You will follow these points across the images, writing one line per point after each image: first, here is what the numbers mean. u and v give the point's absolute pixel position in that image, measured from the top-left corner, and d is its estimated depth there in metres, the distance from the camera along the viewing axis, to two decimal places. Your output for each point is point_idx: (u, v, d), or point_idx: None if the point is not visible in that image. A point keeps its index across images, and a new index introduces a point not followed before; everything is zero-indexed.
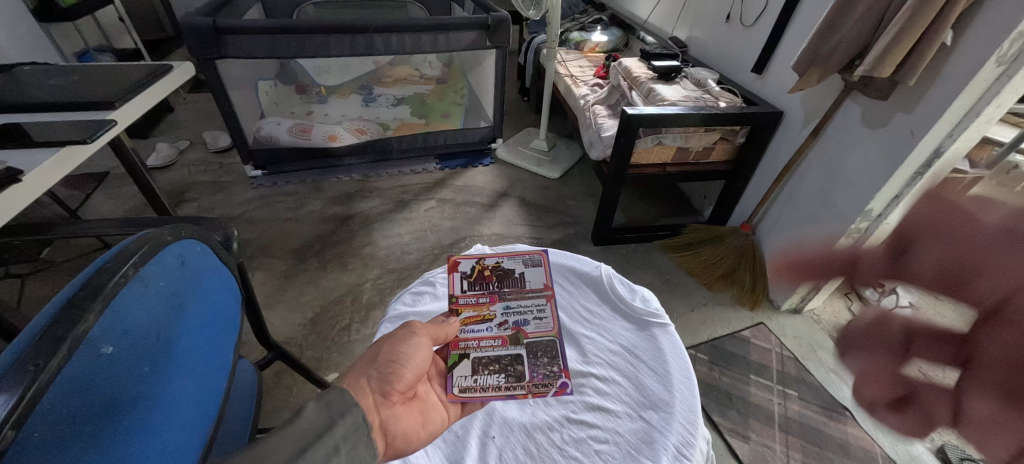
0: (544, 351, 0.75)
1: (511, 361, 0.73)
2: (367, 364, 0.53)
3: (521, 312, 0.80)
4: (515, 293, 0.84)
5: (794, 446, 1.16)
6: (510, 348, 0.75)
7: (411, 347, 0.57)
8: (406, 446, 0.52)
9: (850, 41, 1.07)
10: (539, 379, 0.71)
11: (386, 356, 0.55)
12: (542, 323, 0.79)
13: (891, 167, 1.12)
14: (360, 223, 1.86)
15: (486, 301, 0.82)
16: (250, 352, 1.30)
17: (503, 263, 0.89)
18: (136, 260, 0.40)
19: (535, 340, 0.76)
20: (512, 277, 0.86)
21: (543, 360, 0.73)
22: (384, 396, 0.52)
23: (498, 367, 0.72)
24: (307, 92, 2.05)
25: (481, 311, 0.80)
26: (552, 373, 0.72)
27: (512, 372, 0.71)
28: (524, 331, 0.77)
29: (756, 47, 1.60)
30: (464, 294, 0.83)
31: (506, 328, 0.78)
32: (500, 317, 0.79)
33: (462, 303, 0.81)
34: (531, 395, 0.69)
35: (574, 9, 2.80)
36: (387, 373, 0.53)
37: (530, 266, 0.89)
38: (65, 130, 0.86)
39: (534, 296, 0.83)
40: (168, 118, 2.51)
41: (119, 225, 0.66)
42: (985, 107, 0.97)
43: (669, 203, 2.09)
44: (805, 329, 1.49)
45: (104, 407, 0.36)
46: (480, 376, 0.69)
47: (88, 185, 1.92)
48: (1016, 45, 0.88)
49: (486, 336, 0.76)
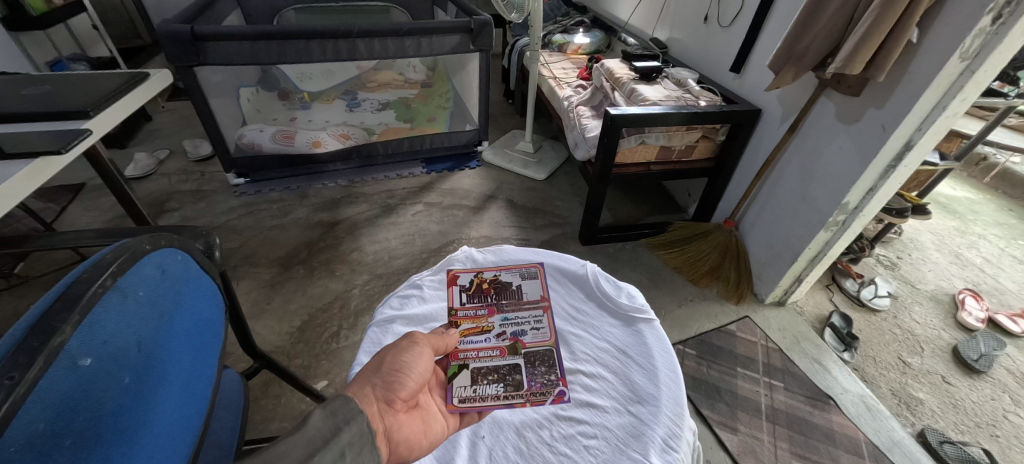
0: (542, 360, 0.75)
1: (510, 371, 0.73)
2: (371, 373, 0.53)
3: (518, 323, 0.81)
4: (513, 304, 0.85)
5: (782, 436, 1.19)
6: (509, 358, 0.76)
7: (413, 356, 0.57)
8: (409, 453, 0.53)
9: (821, 41, 1.10)
10: (537, 387, 0.71)
11: (389, 365, 0.54)
12: (539, 334, 0.80)
13: (865, 161, 1.16)
14: (347, 229, 1.85)
15: (485, 313, 0.83)
16: (236, 362, 1.29)
17: (501, 276, 0.90)
18: (114, 271, 0.39)
19: (532, 350, 0.77)
20: (510, 290, 0.88)
21: (540, 369, 0.74)
22: (388, 404, 0.52)
23: (497, 376, 0.72)
24: (290, 98, 1.95)
25: (479, 323, 0.81)
26: (549, 381, 0.72)
27: (510, 381, 0.72)
28: (522, 341, 0.78)
29: (732, 47, 1.64)
30: (463, 306, 0.84)
31: (504, 339, 0.79)
32: (498, 328, 0.80)
33: (461, 315, 0.82)
34: (530, 404, 0.70)
35: (555, 12, 2.83)
36: (392, 381, 0.53)
37: (527, 279, 0.90)
38: (39, 141, 0.84)
39: (531, 308, 0.84)
40: (145, 127, 2.46)
41: (98, 236, 0.64)
42: (951, 101, 1.01)
43: (655, 201, 2.12)
44: (789, 320, 1.52)
45: (80, 420, 0.36)
46: (479, 386, 0.70)
47: (64, 197, 1.87)
48: (976, 42, 0.92)
49: (485, 347, 0.77)
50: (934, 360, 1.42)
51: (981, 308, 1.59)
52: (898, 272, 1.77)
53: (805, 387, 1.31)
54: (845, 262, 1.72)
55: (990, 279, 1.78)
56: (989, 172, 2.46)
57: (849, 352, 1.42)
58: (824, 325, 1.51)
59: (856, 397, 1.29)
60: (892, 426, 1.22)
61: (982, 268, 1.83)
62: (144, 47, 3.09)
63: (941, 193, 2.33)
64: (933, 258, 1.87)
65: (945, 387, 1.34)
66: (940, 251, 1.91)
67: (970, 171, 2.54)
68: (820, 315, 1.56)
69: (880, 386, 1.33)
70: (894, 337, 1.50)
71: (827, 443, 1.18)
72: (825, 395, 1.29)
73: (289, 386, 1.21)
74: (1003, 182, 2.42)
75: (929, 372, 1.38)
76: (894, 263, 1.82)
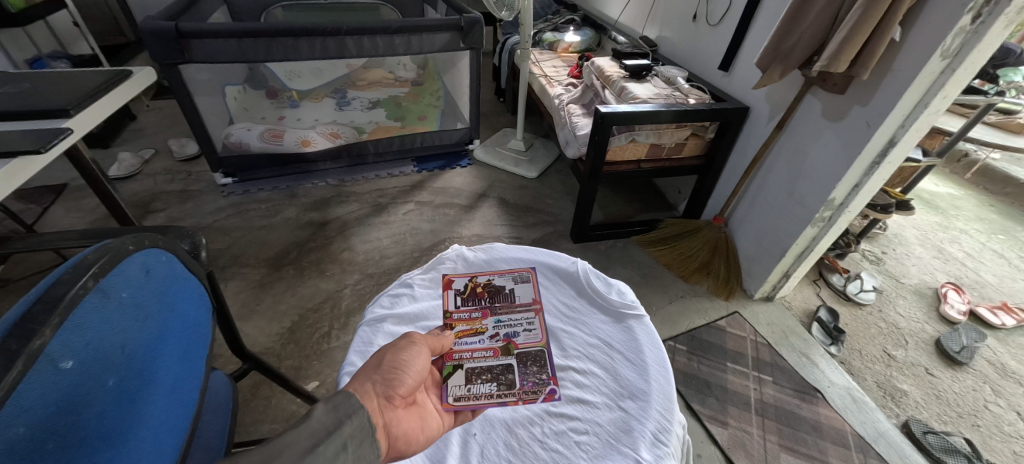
0: (534, 360, 0.75)
1: (503, 371, 0.73)
2: (371, 370, 0.53)
3: (511, 325, 0.81)
4: (505, 307, 0.84)
5: (771, 429, 1.21)
6: (501, 358, 0.76)
7: (411, 356, 0.56)
8: (407, 448, 0.52)
9: (807, 39, 1.12)
10: (529, 386, 0.71)
11: (389, 362, 0.55)
12: (531, 335, 0.80)
13: (850, 158, 1.18)
14: (338, 228, 1.83)
15: (479, 316, 0.82)
16: (225, 364, 1.27)
17: (494, 280, 0.90)
18: (95, 272, 0.39)
19: (525, 351, 0.77)
20: (503, 293, 0.87)
21: (532, 369, 0.74)
22: (388, 400, 0.51)
23: (490, 376, 0.72)
24: (279, 96, 1.92)
25: (474, 325, 0.80)
26: (540, 380, 0.72)
27: (504, 381, 0.72)
28: (515, 342, 0.78)
29: (720, 45, 1.66)
30: (458, 309, 0.83)
31: (497, 340, 0.79)
32: (492, 329, 0.80)
33: (456, 318, 0.82)
34: (522, 402, 0.70)
35: (546, 10, 2.83)
36: (391, 378, 0.53)
37: (520, 283, 0.90)
38: (17, 140, 0.82)
39: (524, 311, 0.84)
40: (129, 126, 2.41)
41: (79, 237, 0.63)
42: (933, 99, 1.03)
43: (646, 199, 2.13)
44: (778, 315, 1.54)
45: (60, 425, 0.35)
46: (473, 385, 0.70)
47: (46, 199, 1.83)
48: (957, 41, 0.94)
49: (478, 348, 0.77)
50: (917, 352, 1.45)
51: (963, 301, 1.63)
52: (883, 267, 1.81)
53: (793, 381, 1.33)
54: (831, 258, 1.75)
55: (971, 273, 1.82)
56: (971, 168, 2.52)
57: (836, 346, 1.44)
58: (812, 319, 1.54)
59: (842, 389, 1.31)
60: (877, 417, 1.24)
61: (963, 262, 1.87)
62: (127, 45, 3.03)
63: (924, 189, 2.38)
64: (917, 252, 1.90)
65: (929, 379, 1.37)
66: (923, 245, 1.95)
67: (952, 167, 2.60)
68: (807, 310, 1.58)
69: (866, 379, 1.36)
70: (879, 330, 1.52)
71: (814, 435, 1.20)
72: (813, 388, 1.31)
73: (279, 388, 1.20)
74: (984, 177, 2.48)
75: (912, 364, 1.41)
76: (880, 258, 1.85)
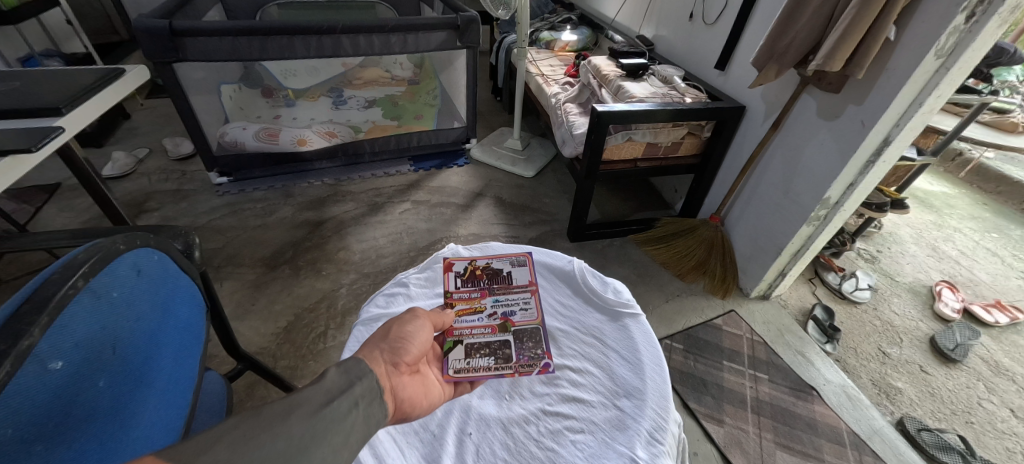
0: (529, 337, 0.79)
1: (500, 345, 0.77)
2: (378, 340, 0.53)
3: (508, 304, 0.84)
4: (503, 288, 0.87)
5: (767, 427, 1.21)
6: (499, 335, 0.79)
7: (415, 328, 0.57)
8: (411, 412, 0.51)
9: (802, 39, 1.12)
10: (525, 360, 0.75)
11: (396, 333, 0.55)
12: (528, 313, 0.83)
13: (845, 156, 1.18)
14: (334, 227, 1.83)
15: (478, 295, 0.85)
16: (220, 365, 1.26)
17: (492, 263, 0.92)
18: (85, 272, 0.38)
19: (521, 328, 0.80)
20: (501, 276, 0.90)
21: (528, 345, 0.77)
22: (394, 366, 0.51)
23: (488, 351, 0.75)
24: (274, 95, 1.95)
25: (473, 304, 0.83)
26: (536, 355, 0.76)
27: (500, 355, 0.75)
28: (512, 320, 0.81)
29: (717, 44, 1.66)
30: (457, 289, 0.86)
31: (495, 318, 0.82)
32: (490, 308, 0.83)
33: (456, 297, 0.84)
34: (519, 373, 0.73)
35: (543, 9, 2.82)
36: (398, 347, 0.53)
37: (518, 266, 0.92)
38: (9, 138, 0.81)
39: (520, 291, 0.87)
40: (123, 126, 2.39)
41: (70, 236, 0.62)
42: (927, 98, 1.03)
43: (642, 197, 2.14)
44: (773, 314, 1.55)
45: (47, 427, 0.34)
46: (472, 359, 0.73)
47: (39, 198, 1.82)
48: (951, 39, 0.94)
49: (477, 325, 0.79)
50: (911, 350, 1.46)
51: (957, 299, 1.64)
52: (877, 266, 1.82)
53: (789, 379, 1.34)
54: (826, 256, 1.76)
55: (965, 271, 1.84)
56: (965, 167, 2.54)
57: (831, 343, 1.45)
58: (807, 318, 1.54)
59: (838, 387, 1.32)
60: (872, 415, 1.25)
61: (957, 260, 1.89)
62: (122, 44, 3.00)
63: (919, 188, 2.39)
64: (912, 251, 1.91)
65: (923, 376, 1.38)
66: (917, 244, 1.96)
67: (945, 166, 2.61)
68: (803, 308, 1.59)
69: (860, 377, 1.37)
70: (874, 328, 1.53)
71: (809, 432, 1.20)
72: (809, 386, 1.32)
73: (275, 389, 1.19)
74: (977, 176, 2.49)
75: (907, 362, 1.42)
76: (874, 256, 1.87)
